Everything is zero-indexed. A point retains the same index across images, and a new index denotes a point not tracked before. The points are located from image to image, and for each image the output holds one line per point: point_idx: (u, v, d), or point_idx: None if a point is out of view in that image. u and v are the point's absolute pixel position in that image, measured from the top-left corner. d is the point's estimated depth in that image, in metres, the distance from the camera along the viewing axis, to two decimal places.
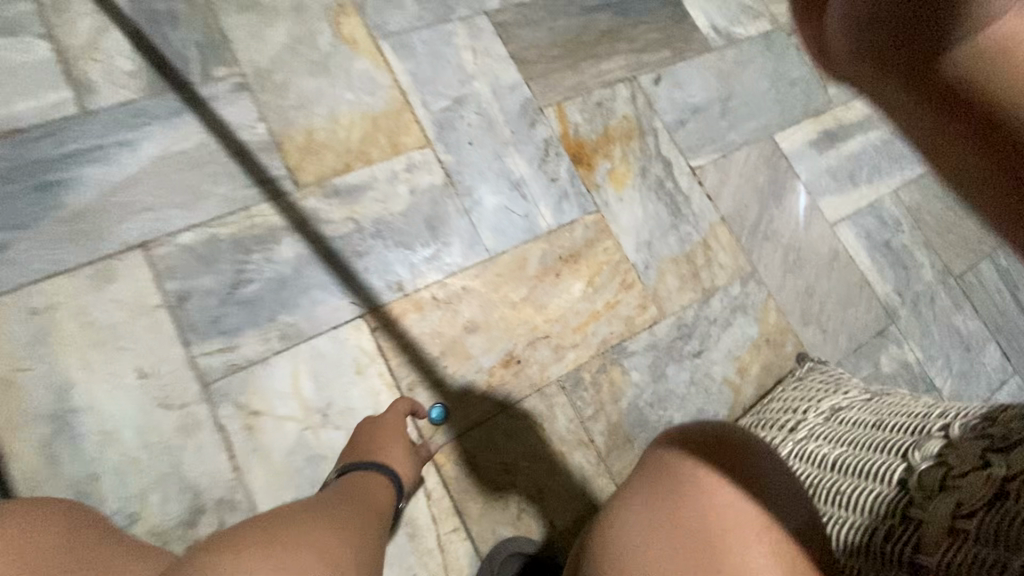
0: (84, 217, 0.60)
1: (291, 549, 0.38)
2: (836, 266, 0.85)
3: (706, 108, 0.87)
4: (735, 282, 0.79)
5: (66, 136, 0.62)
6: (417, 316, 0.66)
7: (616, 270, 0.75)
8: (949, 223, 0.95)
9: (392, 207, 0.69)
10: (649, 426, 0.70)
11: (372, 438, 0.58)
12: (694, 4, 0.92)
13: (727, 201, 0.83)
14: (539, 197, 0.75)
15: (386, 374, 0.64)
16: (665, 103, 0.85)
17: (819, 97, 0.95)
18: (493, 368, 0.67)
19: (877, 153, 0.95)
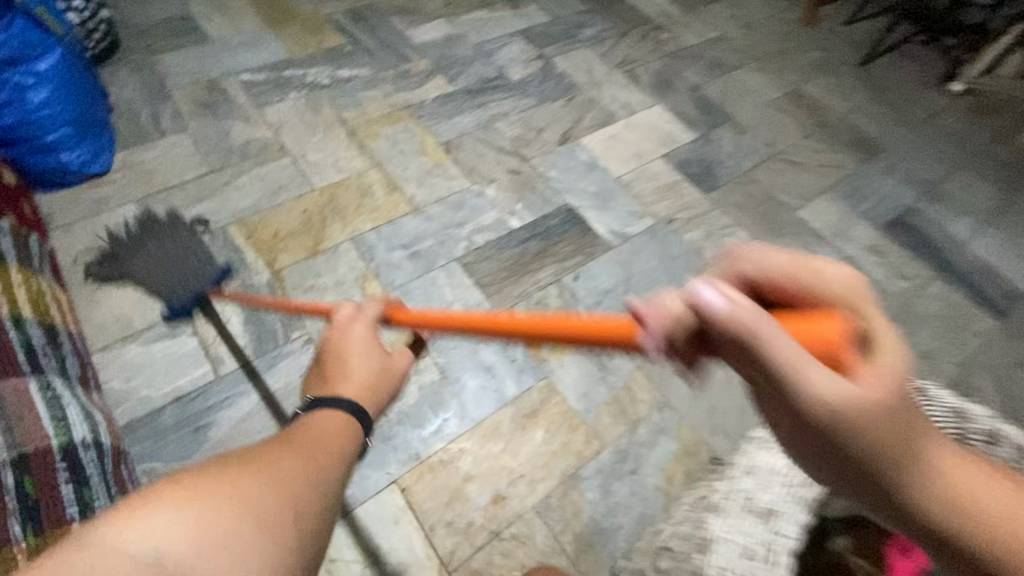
0: (223, 443, 0.99)
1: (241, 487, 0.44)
2: (734, 384, 1.15)
3: (616, 288, 1.28)
4: (655, 411, 1.10)
5: (210, 393, 1.03)
6: (430, 475, 0.99)
7: (565, 418, 1.07)
8: None
9: (408, 402, 1.06)
10: (604, 532, 0.97)
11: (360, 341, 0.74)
12: (595, 221, 1.39)
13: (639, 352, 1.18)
14: (504, 376, 1.11)
15: (414, 520, 0.94)
16: (584, 293, 1.26)
17: (697, 263, 1.35)
18: (486, 504, 0.97)
19: None
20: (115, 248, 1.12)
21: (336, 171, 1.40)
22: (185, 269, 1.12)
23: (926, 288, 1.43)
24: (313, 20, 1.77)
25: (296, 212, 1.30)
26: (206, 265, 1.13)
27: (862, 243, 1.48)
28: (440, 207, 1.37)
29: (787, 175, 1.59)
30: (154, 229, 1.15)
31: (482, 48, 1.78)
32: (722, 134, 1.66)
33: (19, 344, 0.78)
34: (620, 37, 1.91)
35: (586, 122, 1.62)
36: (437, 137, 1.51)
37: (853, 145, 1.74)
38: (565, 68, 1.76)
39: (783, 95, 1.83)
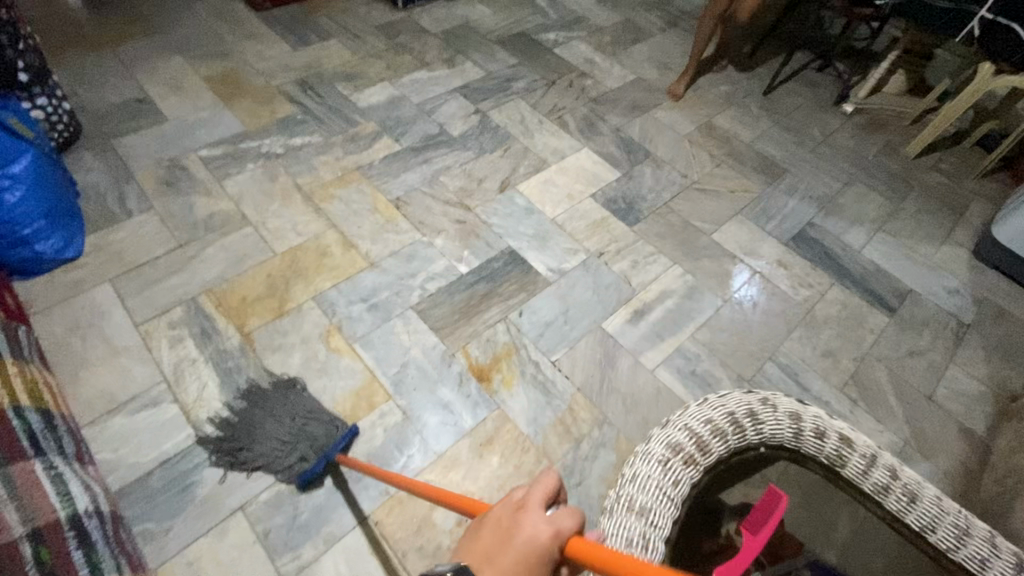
0: (208, 498, 1.09)
1: None
2: (660, 397, 1.33)
3: (556, 320, 1.44)
4: (595, 429, 1.26)
5: (193, 455, 1.14)
6: (400, 507, 1.11)
7: (516, 443, 1.22)
8: (734, 345, 1.47)
9: (376, 443, 1.19)
10: None
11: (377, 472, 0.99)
12: (535, 260, 1.56)
13: (579, 377, 1.34)
14: (462, 410, 1.26)
15: (389, 550, 1.07)
16: (528, 326, 1.42)
17: (627, 290, 1.52)
18: (451, 528, 1.10)
19: (674, 314, 1.49)
20: (238, 436, 1.15)
21: (295, 234, 1.52)
22: (299, 436, 1.14)
23: (826, 293, 1.63)
24: (264, 92, 1.91)
25: (261, 277, 1.42)
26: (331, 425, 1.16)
27: (770, 258, 1.69)
28: (393, 260, 1.51)
29: (702, 203, 1.80)
30: (263, 407, 1.19)
31: (423, 106, 1.95)
32: (644, 169, 1.86)
33: (22, 429, 0.89)
34: (548, 86, 2.11)
35: (522, 169, 1.80)
36: (387, 194, 1.66)
37: (761, 168, 1.95)
38: (500, 119, 1.95)
39: (696, 129, 2.05)
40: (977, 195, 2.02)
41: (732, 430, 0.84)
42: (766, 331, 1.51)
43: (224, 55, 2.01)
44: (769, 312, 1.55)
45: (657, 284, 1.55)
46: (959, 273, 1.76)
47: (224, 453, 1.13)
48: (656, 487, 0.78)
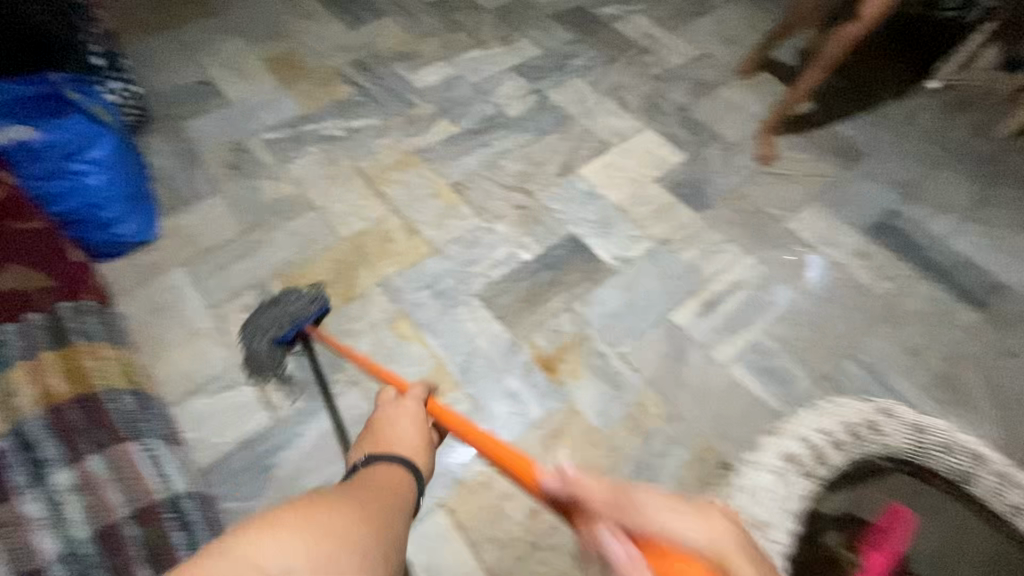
0: (287, 481, 1.12)
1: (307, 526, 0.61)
2: (733, 393, 1.29)
3: (623, 311, 1.40)
4: (666, 424, 1.23)
5: (270, 437, 1.17)
6: (472, 496, 1.12)
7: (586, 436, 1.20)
8: (810, 340, 1.40)
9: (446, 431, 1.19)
10: None
11: (415, 405, 1.03)
12: (599, 248, 1.51)
13: (648, 370, 1.30)
14: (530, 401, 1.24)
15: (464, 539, 1.07)
16: (594, 317, 1.38)
17: (695, 280, 1.47)
18: (523, 519, 1.10)
19: (745, 306, 1.43)
20: (257, 361, 1.21)
21: (358, 219, 1.52)
22: (288, 320, 1.20)
23: (909, 286, 1.53)
24: (322, 73, 1.89)
25: (327, 261, 1.43)
26: (307, 302, 1.20)
27: (848, 248, 1.59)
28: (455, 246, 1.49)
29: (773, 189, 1.70)
30: (254, 320, 1.22)
31: (480, 86, 1.90)
32: (711, 152, 1.77)
33: (117, 413, 0.95)
34: (608, 64, 2.02)
35: (583, 152, 1.74)
36: (447, 178, 1.64)
37: (836, 151, 1.83)
38: (559, 99, 1.88)
39: (765, 109, 1.94)
40: None
41: (850, 440, 1.02)
42: (844, 326, 1.43)
43: (281, 36, 2.01)
44: (848, 305, 1.47)
45: (727, 274, 1.49)
46: None
47: (250, 368, 1.22)
48: None
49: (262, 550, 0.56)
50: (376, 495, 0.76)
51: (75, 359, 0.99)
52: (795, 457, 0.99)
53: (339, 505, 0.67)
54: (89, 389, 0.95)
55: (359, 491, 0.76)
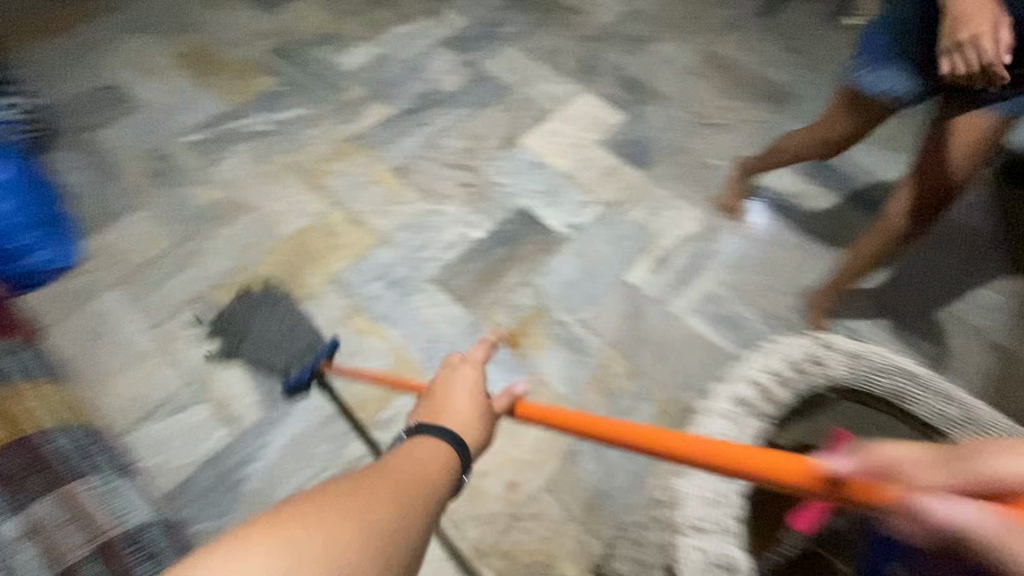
0: (261, 492, 1.10)
1: (294, 531, 0.48)
2: (691, 344, 1.33)
3: (579, 277, 1.41)
4: (630, 381, 1.26)
5: (235, 451, 1.14)
6: None
7: (556, 404, 1.22)
8: (759, 283, 1.45)
9: None
10: (607, 495, 1.12)
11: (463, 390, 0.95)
12: (549, 218, 1.51)
13: (610, 332, 1.33)
14: (498, 378, 1.25)
15: (448, 522, 1.08)
16: (551, 287, 1.39)
17: (646, 239, 1.49)
18: (502, 493, 1.11)
19: (695, 259, 1.46)
20: (227, 331, 1.25)
21: (299, 217, 1.46)
22: (281, 347, 1.21)
23: (846, 220, 1.58)
24: (240, 65, 1.78)
25: (271, 265, 1.38)
26: (315, 341, 1.21)
27: (787, 189, 1.64)
28: (404, 232, 1.45)
29: (712, 140, 1.73)
30: (250, 308, 1.27)
31: (410, 64, 1.83)
32: (650, 109, 1.78)
33: (65, 451, 0.90)
34: (538, 28, 1.98)
35: (523, 122, 1.71)
36: (387, 162, 1.58)
37: (769, 96, 1.87)
38: (493, 70, 1.83)
39: (699, 60, 1.95)
40: None
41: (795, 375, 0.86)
42: (790, 267, 1.48)
43: (190, 28, 1.87)
44: (791, 245, 1.53)
45: (675, 229, 1.51)
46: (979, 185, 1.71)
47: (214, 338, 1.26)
48: None
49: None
50: (391, 486, 0.56)
51: (6, 403, 0.93)
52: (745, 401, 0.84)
53: (366, 481, 0.56)
54: (23, 432, 0.90)
55: (374, 476, 0.57)
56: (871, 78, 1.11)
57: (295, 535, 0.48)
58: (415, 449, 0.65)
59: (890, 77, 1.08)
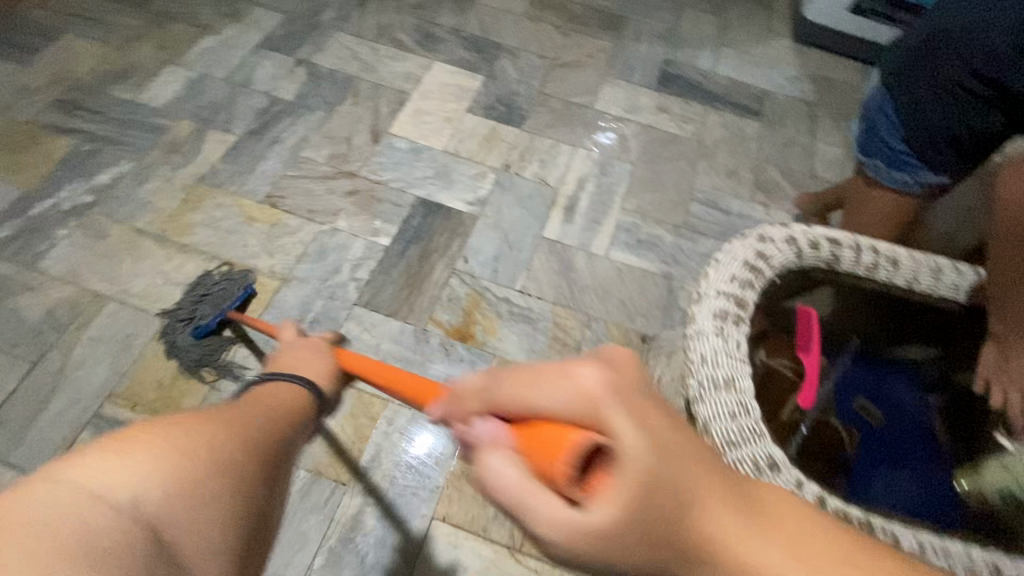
0: None
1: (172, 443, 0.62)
2: (624, 277, 1.39)
3: (501, 250, 1.39)
4: (586, 330, 1.30)
5: None
6: (456, 493, 1.09)
7: None
8: (657, 199, 1.54)
9: (399, 448, 1.12)
10: None
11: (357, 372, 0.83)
12: (450, 200, 1.45)
13: (550, 292, 1.34)
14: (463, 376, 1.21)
15: (471, 531, 1.06)
16: (479, 268, 1.35)
17: (547, 192, 1.50)
18: None
19: (597, 197, 1.52)
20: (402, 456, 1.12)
21: (174, 288, 1.25)
22: (206, 297, 1.20)
23: (706, 121, 1.73)
24: (16, 132, 1.43)
25: (165, 351, 1.17)
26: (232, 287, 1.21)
27: (650, 107, 1.73)
28: (305, 264, 1.31)
29: (570, 79, 1.76)
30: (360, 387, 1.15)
31: (233, 78, 1.60)
32: (503, 64, 1.75)
33: None
34: (361, 7, 1.83)
35: (385, 110, 1.60)
36: (254, 195, 1.39)
37: (604, 24, 1.93)
38: (330, 63, 1.67)
39: (529, 4, 1.94)
40: None
41: (754, 277, 0.76)
42: (677, 176, 1.59)
43: None
44: (671, 157, 1.63)
45: (570, 175, 1.54)
46: (793, 60, 1.93)
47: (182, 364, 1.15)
48: (728, 356, 0.70)
49: (94, 473, 0.55)
50: (262, 407, 0.78)
51: None
52: (733, 318, 0.73)
53: (240, 409, 0.76)
54: None
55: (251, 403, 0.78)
56: (899, 179, 1.11)
57: (176, 442, 0.62)
58: (280, 386, 0.85)
59: (917, 178, 1.09)
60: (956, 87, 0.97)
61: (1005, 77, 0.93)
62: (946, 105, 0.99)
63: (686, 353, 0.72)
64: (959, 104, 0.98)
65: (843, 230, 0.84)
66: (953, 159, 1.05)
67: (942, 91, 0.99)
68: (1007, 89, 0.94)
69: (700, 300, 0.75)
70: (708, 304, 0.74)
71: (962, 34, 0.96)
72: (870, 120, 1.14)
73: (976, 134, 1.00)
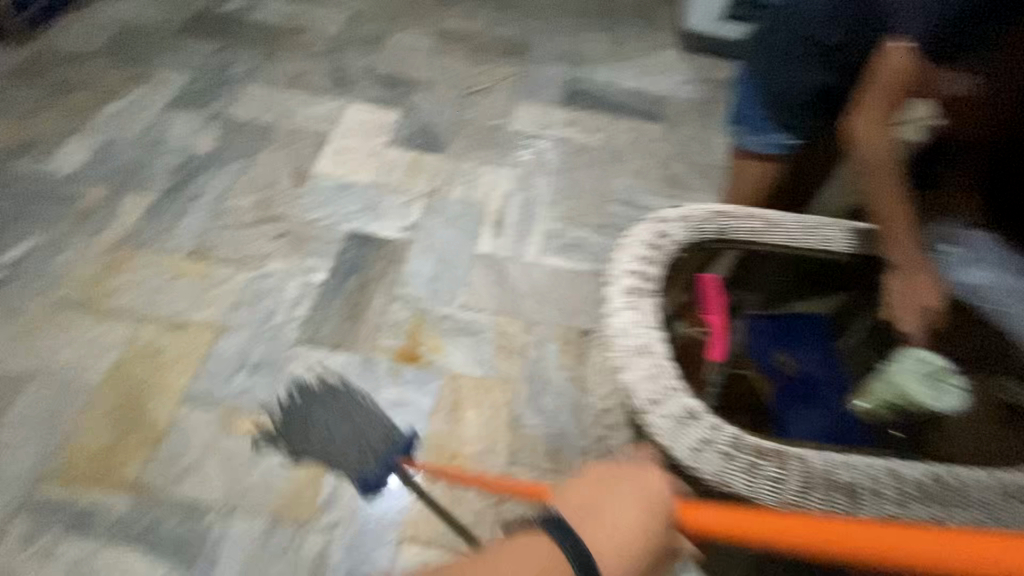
0: None
1: None
2: (558, 279, 1.46)
3: (437, 270, 1.43)
4: (528, 334, 1.35)
5: None
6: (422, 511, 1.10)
7: (480, 388, 1.26)
8: (579, 205, 1.64)
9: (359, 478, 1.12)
10: (561, 436, 1.21)
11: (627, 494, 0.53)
12: (381, 230, 1.49)
13: (490, 303, 1.39)
14: (414, 396, 1.23)
15: (441, 546, 1.07)
16: (418, 290, 1.39)
17: (475, 211, 1.57)
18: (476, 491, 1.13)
19: (523, 209, 1.60)
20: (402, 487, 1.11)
21: (103, 354, 1.21)
22: (366, 438, 1.01)
23: (614, 128, 1.86)
24: None
25: (99, 419, 1.13)
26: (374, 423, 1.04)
27: (562, 122, 1.85)
28: (241, 310, 1.30)
29: (483, 104, 1.85)
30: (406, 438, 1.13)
31: (146, 139, 1.59)
32: (417, 98, 1.83)
33: None
34: (271, 58, 1.87)
35: (306, 152, 1.63)
36: (179, 250, 1.38)
37: (508, 51, 2.06)
38: (246, 113, 1.69)
39: (436, 39, 2.04)
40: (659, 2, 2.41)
41: (657, 254, 0.85)
42: (594, 182, 1.70)
43: None
44: (587, 164, 1.74)
45: (495, 192, 1.62)
46: (683, 67, 2.12)
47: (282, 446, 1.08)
48: (642, 327, 0.77)
49: None
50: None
51: None
52: (642, 292, 0.80)
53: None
54: None
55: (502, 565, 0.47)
56: (759, 143, 1.17)
57: None
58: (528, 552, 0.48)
59: (778, 141, 1.15)
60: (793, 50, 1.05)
61: (823, 40, 1.01)
62: (789, 68, 1.07)
63: (605, 329, 0.79)
64: (793, 65, 1.06)
65: (729, 205, 0.95)
66: (800, 119, 1.12)
67: (783, 59, 1.07)
68: (828, 51, 1.02)
69: (612, 282, 0.82)
70: (620, 283, 0.81)
71: (790, 5, 1.05)
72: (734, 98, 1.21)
73: (815, 94, 1.07)
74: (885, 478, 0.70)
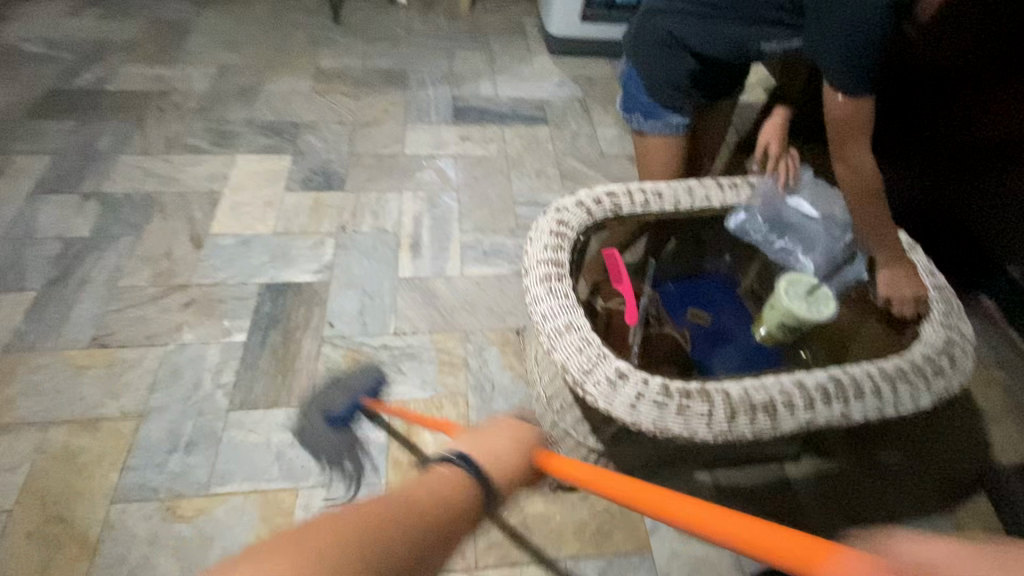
0: None
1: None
2: (483, 287, 1.50)
3: (363, 304, 1.43)
4: (466, 345, 1.38)
5: None
6: None
7: (430, 408, 1.26)
8: (488, 213, 1.69)
9: None
10: None
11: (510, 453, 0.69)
12: (296, 277, 1.46)
13: (422, 324, 1.40)
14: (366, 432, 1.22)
15: None
16: (347, 328, 1.38)
17: (389, 239, 1.58)
18: None
19: (435, 227, 1.63)
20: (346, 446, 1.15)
21: (7, 474, 1.09)
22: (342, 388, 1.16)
23: (504, 137, 1.95)
24: None
25: (17, 545, 1.02)
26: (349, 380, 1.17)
27: (454, 139, 1.91)
28: (161, 390, 1.22)
29: (375, 135, 1.87)
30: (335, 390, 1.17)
31: (12, 234, 1.45)
32: (306, 140, 1.81)
33: None
34: (139, 126, 1.77)
35: (198, 215, 1.56)
36: (76, 343, 1.27)
37: (388, 81, 2.09)
38: (123, 187, 1.60)
39: (313, 81, 2.04)
40: (522, 14, 2.56)
41: (563, 240, 0.92)
42: (497, 189, 1.77)
43: None
44: (486, 174, 1.81)
45: (404, 216, 1.64)
46: (556, 70, 2.26)
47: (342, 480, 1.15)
48: (562, 307, 0.83)
49: None
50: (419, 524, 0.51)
51: None
52: (557, 276, 0.86)
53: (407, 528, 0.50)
54: None
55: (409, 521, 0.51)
56: (654, 126, 1.31)
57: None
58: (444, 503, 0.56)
59: (667, 122, 1.29)
60: (665, 41, 1.20)
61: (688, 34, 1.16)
62: (666, 59, 1.21)
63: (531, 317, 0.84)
64: (669, 57, 1.21)
65: (617, 184, 1.05)
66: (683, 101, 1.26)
67: (660, 51, 1.21)
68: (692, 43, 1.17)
69: (529, 272, 0.88)
70: (535, 272, 0.87)
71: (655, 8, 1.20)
72: (625, 86, 1.36)
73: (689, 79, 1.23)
74: (794, 389, 0.79)
